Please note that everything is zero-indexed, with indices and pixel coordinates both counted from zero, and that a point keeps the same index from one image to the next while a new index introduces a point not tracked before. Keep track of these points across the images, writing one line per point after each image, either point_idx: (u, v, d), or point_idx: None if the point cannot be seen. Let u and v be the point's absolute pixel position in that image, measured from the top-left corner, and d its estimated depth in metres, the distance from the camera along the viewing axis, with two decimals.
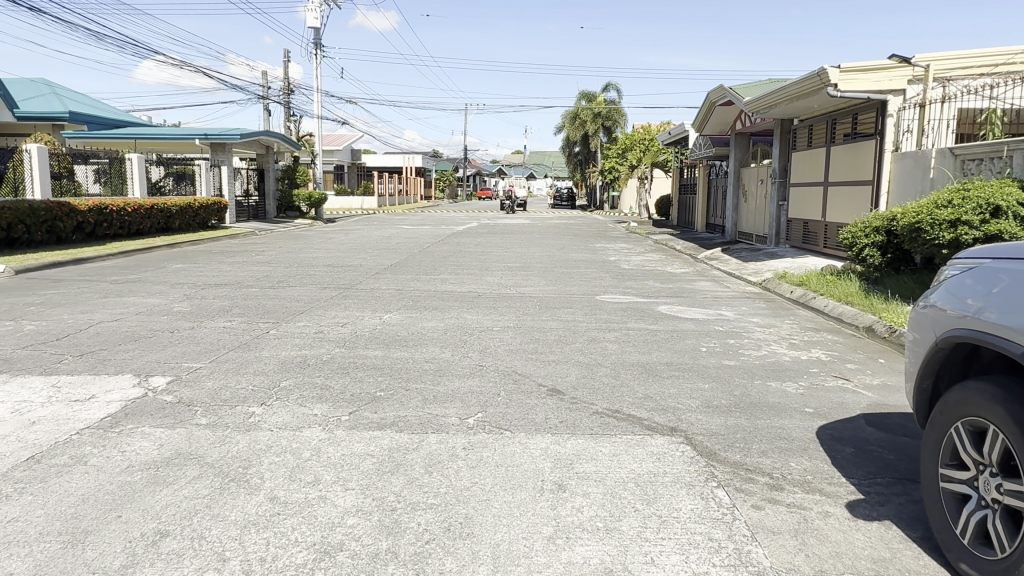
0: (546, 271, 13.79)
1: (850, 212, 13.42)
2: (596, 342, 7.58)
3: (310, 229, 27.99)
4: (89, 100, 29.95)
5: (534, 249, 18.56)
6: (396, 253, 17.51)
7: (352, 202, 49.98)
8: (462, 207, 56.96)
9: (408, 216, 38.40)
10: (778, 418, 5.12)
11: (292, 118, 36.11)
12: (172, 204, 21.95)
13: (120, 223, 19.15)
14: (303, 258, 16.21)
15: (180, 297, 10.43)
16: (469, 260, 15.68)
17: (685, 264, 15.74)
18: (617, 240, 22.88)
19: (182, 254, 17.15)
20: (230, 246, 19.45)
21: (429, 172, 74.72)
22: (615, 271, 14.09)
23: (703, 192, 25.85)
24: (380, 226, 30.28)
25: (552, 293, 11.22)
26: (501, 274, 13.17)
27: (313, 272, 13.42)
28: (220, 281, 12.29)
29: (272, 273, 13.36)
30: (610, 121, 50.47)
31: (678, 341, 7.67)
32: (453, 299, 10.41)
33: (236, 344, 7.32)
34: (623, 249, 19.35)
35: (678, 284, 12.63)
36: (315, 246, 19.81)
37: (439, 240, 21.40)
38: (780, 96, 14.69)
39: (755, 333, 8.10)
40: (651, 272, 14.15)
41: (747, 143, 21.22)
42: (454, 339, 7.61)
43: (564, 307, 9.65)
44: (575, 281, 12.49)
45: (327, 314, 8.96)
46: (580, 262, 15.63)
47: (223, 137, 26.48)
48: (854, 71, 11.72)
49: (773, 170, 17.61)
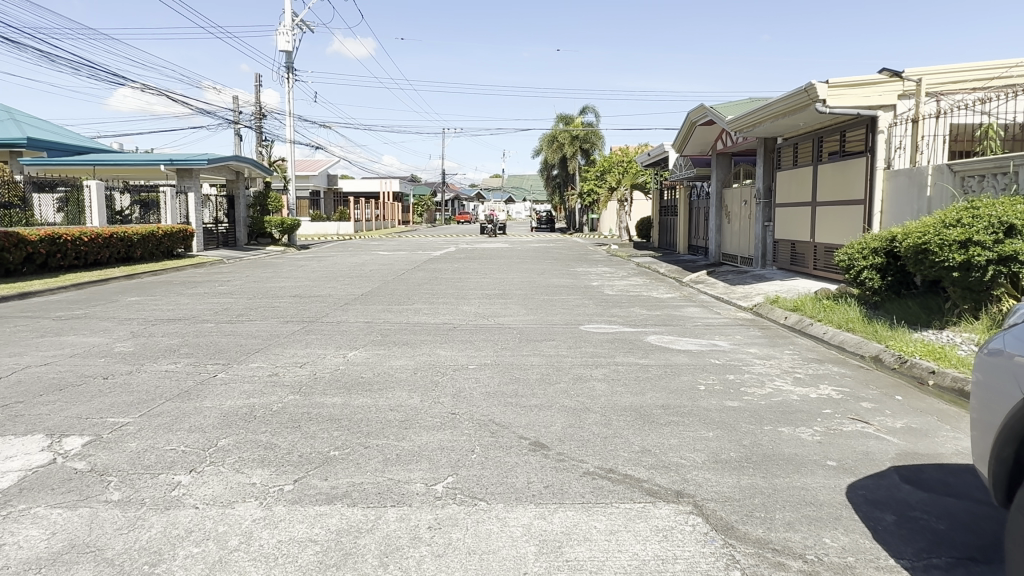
0: (526, 299, 13.06)
1: (842, 233, 12.91)
2: (582, 381, 6.82)
3: (282, 257, 27.06)
4: (50, 126, 28.91)
5: (513, 275, 17.84)
6: (368, 281, 16.70)
7: (327, 228, 49.11)
8: (441, 232, 56.32)
9: (385, 242, 37.60)
10: (799, 475, 4.38)
11: (264, 144, 35.30)
12: (133, 232, 20.96)
13: (75, 253, 18.11)
14: (269, 288, 15.33)
15: (127, 335, 9.51)
16: (445, 288, 14.90)
17: (671, 289, 15.09)
18: (599, 264, 22.26)
19: (140, 285, 16.20)
20: (194, 276, 18.52)
21: (407, 197, 74.10)
22: (598, 297, 13.38)
23: (685, 213, 25.40)
24: (355, 252, 29.42)
25: (532, 323, 10.45)
26: (478, 302, 12.41)
27: (278, 304, 12.56)
28: (175, 315, 11.38)
29: (233, 306, 12.46)
30: (588, 144, 50.54)
31: (673, 378, 6.93)
32: (426, 332, 9.61)
33: (176, 392, 6.46)
34: (606, 273, 18.71)
35: (666, 310, 11.95)
36: (284, 275, 18.94)
37: (415, 267, 20.64)
38: (764, 113, 14.22)
39: (755, 367, 7.40)
40: (636, 298, 13.46)
41: (729, 164, 20.79)
42: (424, 381, 6.81)
43: (546, 340, 8.89)
44: (557, 309, 11.74)
45: (285, 353, 8.12)
46: (562, 289, 14.91)
47: (190, 162, 25.52)
48: (843, 86, 11.25)
49: (757, 191, 17.12)
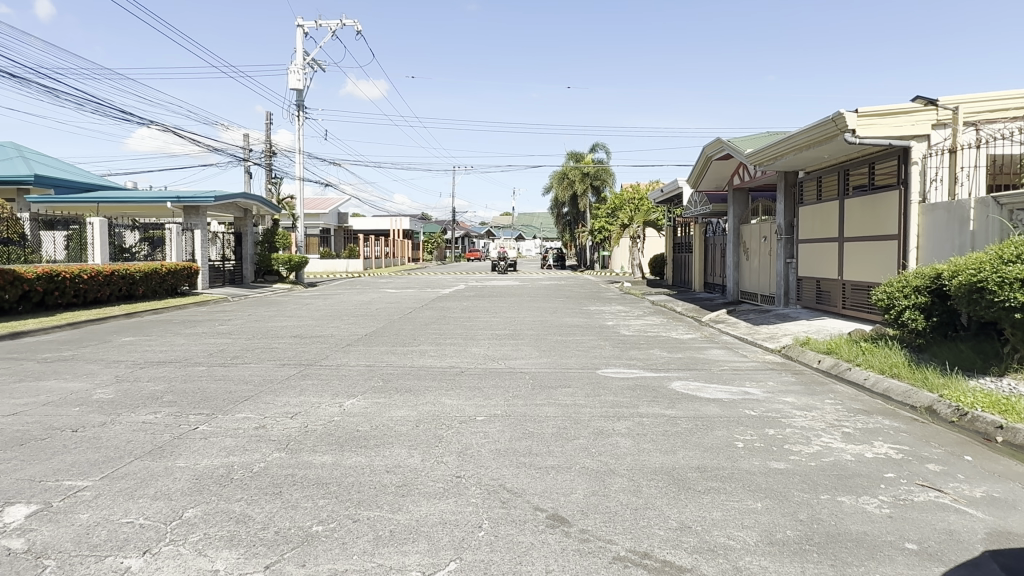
0: (538, 340, 12.34)
1: (873, 270, 12.17)
2: (603, 435, 6.07)
3: (289, 295, 26.53)
4: (59, 163, 28.85)
5: (524, 314, 17.16)
6: (374, 320, 16.05)
7: (337, 266, 48.82)
8: (451, 269, 55.91)
9: (395, 280, 37.12)
10: (876, 564, 3.60)
11: (273, 181, 35.14)
12: (136, 270, 20.51)
13: (74, 291, 17.61)
14: (270, 328, 14.70)
15: (110, 380, 8.86)
16: (454, 328, 14.22)
17: (690, 329, 14.34)
18: (613, 302, 21.54)
19: (138, 324, 15.66)
20: (195, 315, 17.95)
21: (417, 234, 74.03)
22: (615, 338, 12.64)
23: (701, 250, 24.73)
24: (362, 290, 28.89)
25: (546, 367, 9.72)
26: (488, 344, 11.70)
27: (277, 346, 11.91)
28: (166, 358, 10.74)
29: (230, 347, 11.82)
30: (599, 181, 50.31)
31: (706, 433, 6.16)
32: (432, 377, 8.90)
33: (148, 447, 5.76)
34: (620, 312, 17.99)
35: (689, 352, 11.18)
36: (288, 314, 18.33)
37: (423, 305, 20.02)
38: (787, 146, 13.64)
39: (797, 420, 6.61)
40: (655, 339, 12.71)
41: (746, 200, 20.18)
42: (427, 436, 6.08)
43: (562, 387, 8.15)
44: (572, 352, 11.00)
45: (277, 401, 7.42)
46: (576, 329, 14.18)
47: (197, 199, 25.21)
48: (873, 115, 10.64)
49: (778, 227, 16.46)
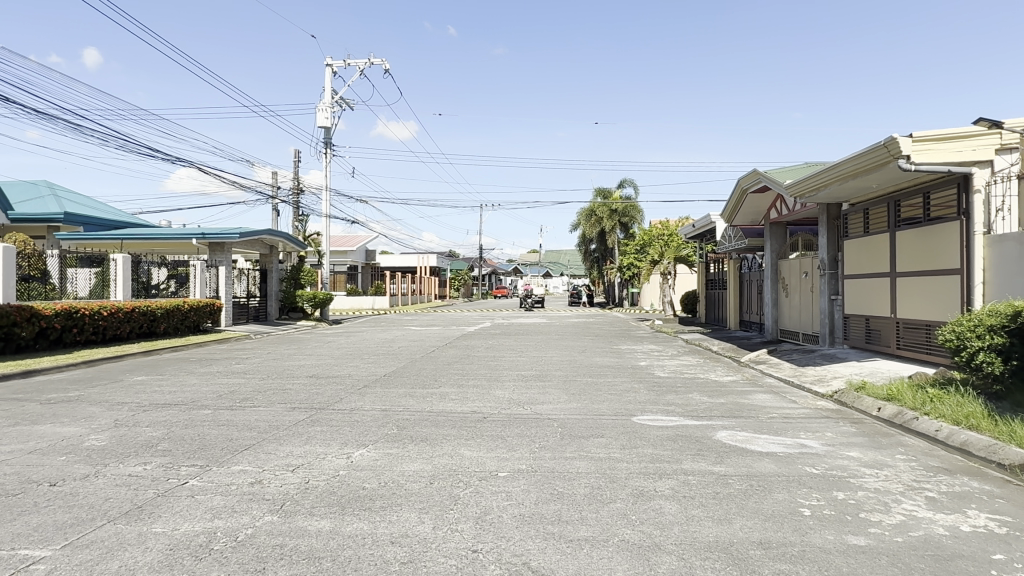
0: (568, 382, 11.54)
1: (933, 308, 11.19)
2: (644, 498, 5.24)
3: (312, 332, 26.11)
4: (90, 202, 29.13)
5: (552, 353, 16.36)
6: (395, 360, 15.40)
7: (363, 302, 48.63)
8: (478, 307, 55.38)
9: (420, 317, 36.62)
10: None
11: (300, 218, 35.17)
12: (158, 306, 20.23)
13: (93, 328, 17.33)
14: (288, 367, 14.14)
15: (108, 424, 8.29)
16: (478, 368, 13.50)
17: (730, 371, 13.41)
18: (645, 341, 20.63)
19: (154, 363, 15.20)
20: (213, 353, 17.49)
21: (444, 272, 73.96)
22: (650, 381, 11.77)
23: (735, 287, 23.79)
24: (386, 328, 28.40)
25: (576, 413, 8.91)
26: (513, 386, 10.94)
27: (291, 387, 11.30)
28: (174, 400, 10.18)
29: (243, 388, 11.25)
30: (627, 217, 49.74)
31: (766, 497, 5.29)
32: (453, 423, 8.17)
33: (125, 508, 5.08)
34: (653, 352, 17.12)
35: (732, 397, 10.28)
36: (307, 352, 17.79)
37: (446, 343, 19.33)
38: (831, 175, 12.85)
39: (870, 481, 5.70)
40: (693, 382, 11.81)
41: (784, 234, 19.32)
42: (442, 497, 5.32)
43: (595, 438, 7.33)
44: (604, 396, 10.18)
45: (279, 452, 6.73)
46: (607, 370, 13.36)
47: (221, 236, 25.08)
48: (930, 140, 9.83)
49: (821, 262, 15.55)
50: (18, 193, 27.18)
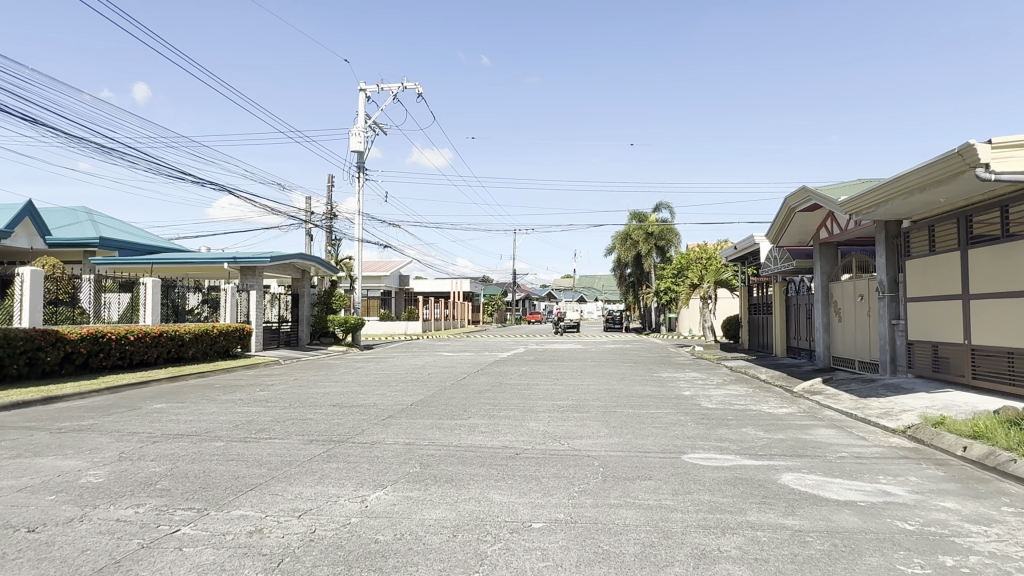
0: (607, 414, 10.65)
1: (1017, 333, 10.09)
2: (707, 561, 4.36)
3: (342, 358, 25.61)
4: (127, 227, 29.35)
5: (589, 381, 15.46)
6: (424, 387, 14.69)
7: (396, 328, 48.30)
8: (512, 332, 54.57)
9: (453, 343, 35.96)
10: None
11: (333, 243, 35.01)
12: (186, 331, 19.94)
13: (120, 353, 17.04)
14: (312, 395, 13.51)
15: (113, 457, 7.70)
16: (510, 397, 12.69)
17: (783, 402, 12.35)
18: (687, 368, 19.57)
19: (177, 390, 14.76)
20: (240, 379, 17.03)
21: (478, 297, 73.44)
22: (697, 413, 10.81)
23: (781, 311, 22.63)
24: (417, 353, 27.76)
25: (619, 450, 8.03)
26: (549, 418, 10.11)
27: (313, 416, 10.65)
28: (188, 430, 9.60)
29: (263, 417, 10.64)
30: (663, 241, 48.63)
31: (855, 561, 4.37)
32: (482, 461, 7.38)
33: (101, 562, 4.40)
34: (697, 380, 16.09)
35: (791, 431, 9.28)
36: (335, 379, 17.21)
37: (478, 370, 18.59)
38: (893, 189, 11.90)
39: (980, 542, 4.73)
40: (745, 414, 10.82)
41: (835, 255, 18.22)
42: (465, 554, 4.53)
43: (643, 481, 6.46)
44: (648, 429, 9.28)
45: (287, 494, 6.02)
46: (649, 400, 12.42)
47: (253, 260, 24.87)
48: (1011, 146, 8.87)
49: (879, 284, 14.47)
50: (57, 219, 27.49)
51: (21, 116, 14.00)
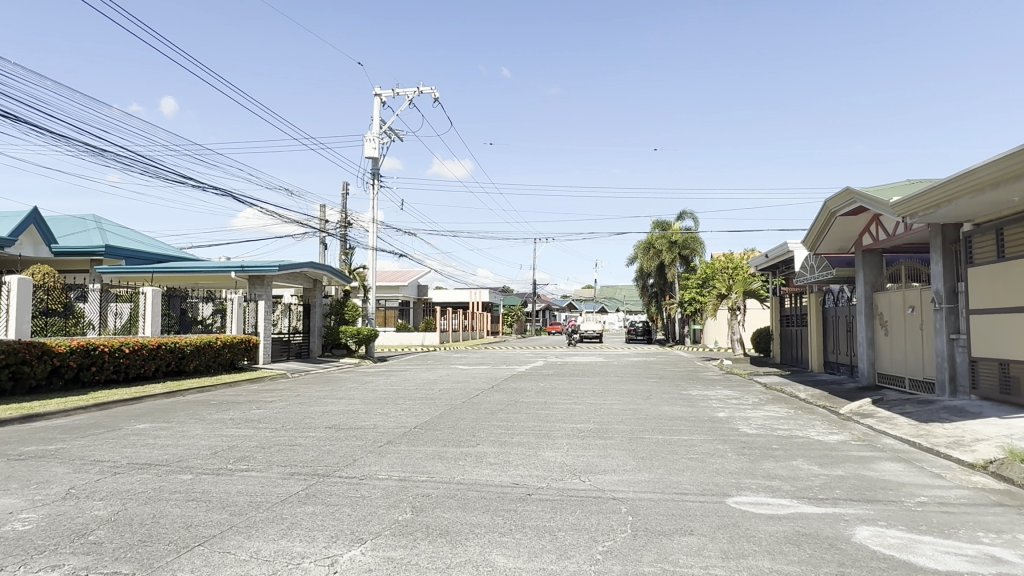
0: (635, 442, 9.36)
1: None
2: None
3: (352, 371, 24.55)
4: (136, 235, 28.67)
5: (612, 400, 14.19)
6: (432, 405, 13.53)
7: (413, 339, 47.40)
8: (531, 343, 53.43)
9: (469, 355, 34.74)
10: None
11: (346, 252, 34.13)
12: (187, 342, 19.00)
13: (114, 366, 16.15)
14: (309, 414, 12.39)
15: (57, 495, 6.61)
16: (525, 419, 11.48)
17: (833, 427, 10.98)
18: (717, 385, 18.19)
19: (169, 407, 13.73)
20: (239, 395, 16.00)
21: (496, 308, 72.40)
22: (737, 441, 9.49)
23: (817, 324, 21.17)
24: (432, 366, 26.62)
25: (650, 490, 6.77)
26: (567, 447, 8.88)
27: (304, 442, 9.52)
28: (160, 457, 8.51)
29: (248, 442, 9.52)
30: (687, 249, 47.16)
31: None
32: (485, 505, 6.16)
33: None
34: (731, 399, 14.73)
35: (852, 465, 7.93)
36: (340, 395, 16.12)
37: (493, 385, 17.39)
38: (958, 188, 10.88)
39: None
40: (792, 443, 9.47)
41: (880, 263, 16.81)
42: None
43: (684, 539, 5.18)
44: (682, 462, 8.00)
45: (241, 553, 4.84)
46: (680, 424, 11.11)
47: (261, 269, 24.00)
48: None
49: (935, 294, 13.09)
50: (64, 227, 26.86)
51: (3, 113, 13.11)
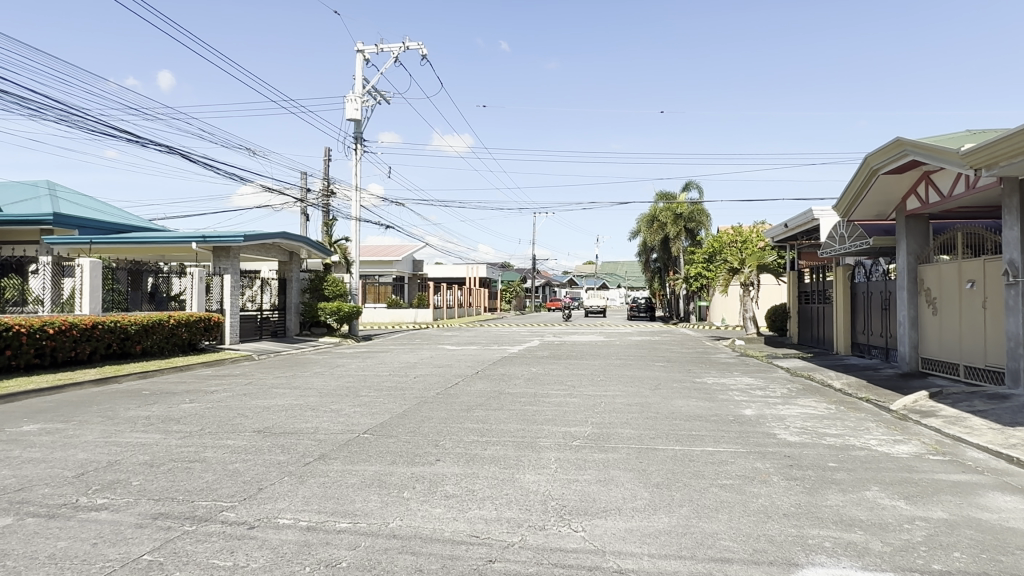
0: (645, 457, 7.08)
1: None
2: None
3: (327, 352, 22.32)
4: (95, 203, 26.27)
5: (614, 391, 11.90)
6: (399, 399, 11.28)
7: (405, 315, 45.44)
8: (529, 321, 51.48)
9: (461, 333, 32.53)
10: None
11: (329, 223, 31.76)
12: (131, 321, 16.71)
13: (35, 349, 13.90)
14: (244, 412, 10.13)
15: None
16: (507, 419, 9.21)
17: (895, 432, 8.69)
18: (735, 370, 15.91)
19: (86, 400, 11.50)
20: (180, 384, 13.72)
21: (494, 284, 70.28)
22: (781, 456, 7.21)
23: (845, 301, 18.90)
24: (417, 347, 24.36)
25: (672, 553, 4.47)
26: (556, 467, 6.63)
27: (210, 455, 7.24)
28: (2, 482, 6.25)
29: (137, 456, 7.24)
30: (694, 223, 44.76)
31: None
32: None
33: None
34: (756, 389, 12.46)
35: (951, 501, 5.64)
36: (299, 382, 13.87)
37: (477, 372, 15.16)
38: None
39: None
40: (853, 459, 7.19)
41: (925, 230, 14.50)
42: None
43: None
44: (714, 496, 5.72)
45: None
46: (702, 427, 8.82)
47: (224, 239, 21.58)
48: None
49: (1006, 265, 10.80)
50: (12, 194, 24.51)
51: None
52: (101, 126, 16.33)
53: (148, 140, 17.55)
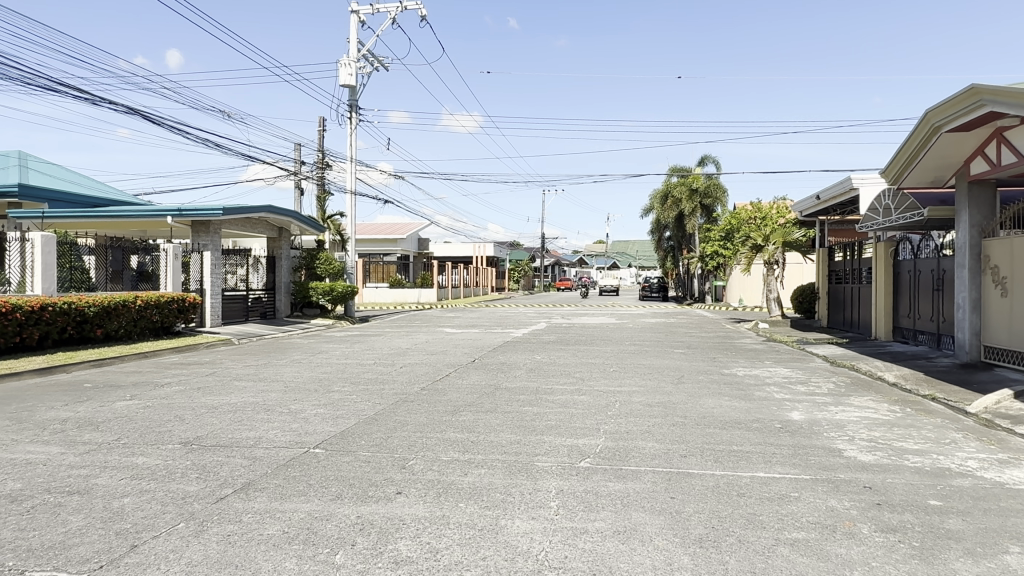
0: (678, 491, 5.24)
1: None
2: None
3: (315, 336, 20.61)
4: (70, 175, 24.54)
5: (629, 387, 10.06)
6: (373, 396, 9.48)
7: (408, 295, 44.13)
8: (537, 301, 49.69)
9: (465, 314, 30.76)
10: None
11: (324, 197, 29.92)
12: (91, 302, 15.01)
13: None
14: (182, 414, 8.38)
15: None
16: (497, 428, 7.37)
17: (993, 448, 6.79)
18: (767, 358, 14.05)
19: (10, 395, 9.82)
20: (134, 375, 12.02)
21: (503, 263, 68.48)
22: (860, 488, 5.35)
23: (886, 281, 16.90)
24: (413, 329, 22.58)
25: None
26: (554, 509, 4.80)
27: (101, 483, 5.48)
28: None
29: (5, 483, 5.47)
30: (710, 198, 42.46)
31: None
32: None
33: None
34: (797, 384, 10.57)
35: None
36: (268, 373, 12.14)
37: (471, 361, 13.36)
38: None
39: None
40: (958, 493, 5.31)
41: (989, 200, 12.55)
42: None
43: None
44: (787, 568, 3.87)
45: None
46: (745, 439, 6.95)
47: (202, 212, 19.75)
48: None
49: None
50: None
51: None
52: (42, 79, 14.17)
53: (101, 98, 15.51)
